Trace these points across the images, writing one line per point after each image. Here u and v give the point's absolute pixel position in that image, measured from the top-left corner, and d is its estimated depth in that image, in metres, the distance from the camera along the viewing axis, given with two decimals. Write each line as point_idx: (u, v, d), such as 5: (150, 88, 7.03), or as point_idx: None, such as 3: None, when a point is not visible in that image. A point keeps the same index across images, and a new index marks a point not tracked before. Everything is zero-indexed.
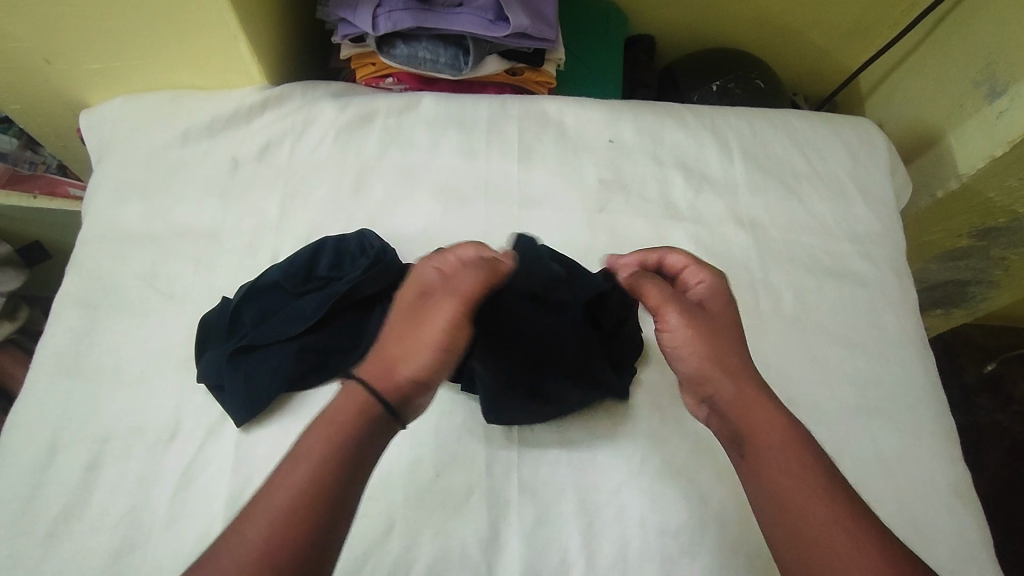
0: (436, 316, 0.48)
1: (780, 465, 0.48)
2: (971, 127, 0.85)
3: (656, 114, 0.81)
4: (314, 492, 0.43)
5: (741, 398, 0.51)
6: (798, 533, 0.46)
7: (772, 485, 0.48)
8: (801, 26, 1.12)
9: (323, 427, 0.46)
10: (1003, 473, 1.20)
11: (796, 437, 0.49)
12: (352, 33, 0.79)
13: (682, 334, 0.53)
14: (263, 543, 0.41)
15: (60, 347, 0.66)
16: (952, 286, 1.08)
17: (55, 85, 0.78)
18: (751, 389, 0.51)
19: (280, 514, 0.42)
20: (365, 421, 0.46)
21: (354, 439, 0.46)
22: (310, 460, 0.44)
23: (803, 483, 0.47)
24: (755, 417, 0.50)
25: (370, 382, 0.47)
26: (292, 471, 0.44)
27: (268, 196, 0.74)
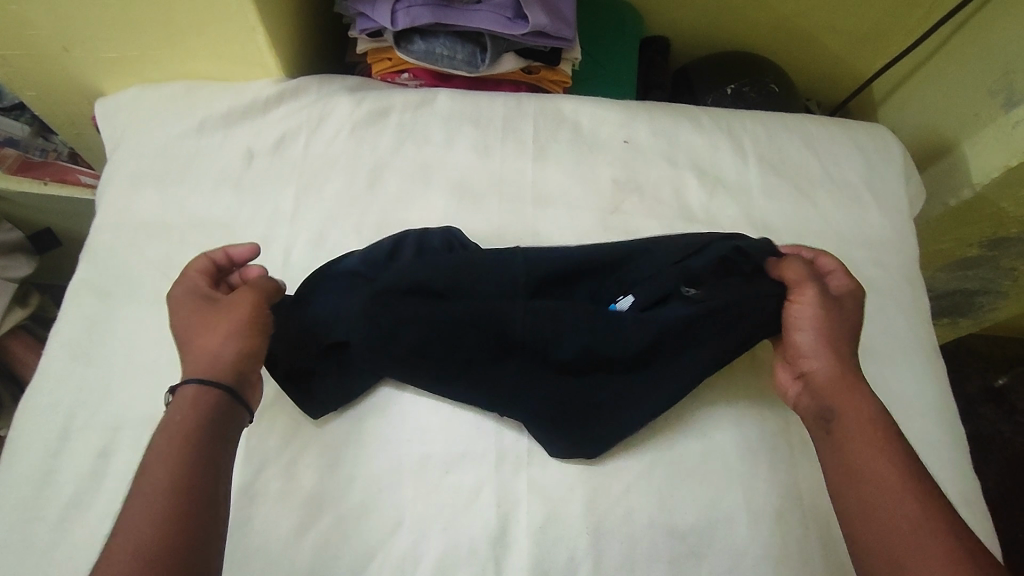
0: (237, 307, 0.56)
1: (860, 440, 0.54)
2: (987, 136, 0.85)
3: (671, 116, 0.81)
4: (192, 471, 0.47)
5: (834, 382, 0.57)
6: (866, 495, 0.51)
7: (849, 454, 0.53)
8: (816, 30, 1.12)
9: (183, 417, 0.50)
10: (1005, 484, 1.20)
11: (880, 435, 0.54)
12: (370, 27, 0.79)
13: (810, 316, 0.60)
14: (143, 530, 0.44)
15: (73, 333, 0.66)
16: (961, 295, 1.08)
17: (72, 72, 0.78)
18: (846, 376, 0.57)
19: (161, 494, 0.46)
20: (213, 410, 0.51)
21: (209, 428, 0.50)
22: (172, 462, 0.47)
23: (880, 458, 0.52)
24: (847, 399, 0.56)
25: (201, 372, 0.53)
26: (169, 455, 0.48)
27: (282, 188, 0.74)
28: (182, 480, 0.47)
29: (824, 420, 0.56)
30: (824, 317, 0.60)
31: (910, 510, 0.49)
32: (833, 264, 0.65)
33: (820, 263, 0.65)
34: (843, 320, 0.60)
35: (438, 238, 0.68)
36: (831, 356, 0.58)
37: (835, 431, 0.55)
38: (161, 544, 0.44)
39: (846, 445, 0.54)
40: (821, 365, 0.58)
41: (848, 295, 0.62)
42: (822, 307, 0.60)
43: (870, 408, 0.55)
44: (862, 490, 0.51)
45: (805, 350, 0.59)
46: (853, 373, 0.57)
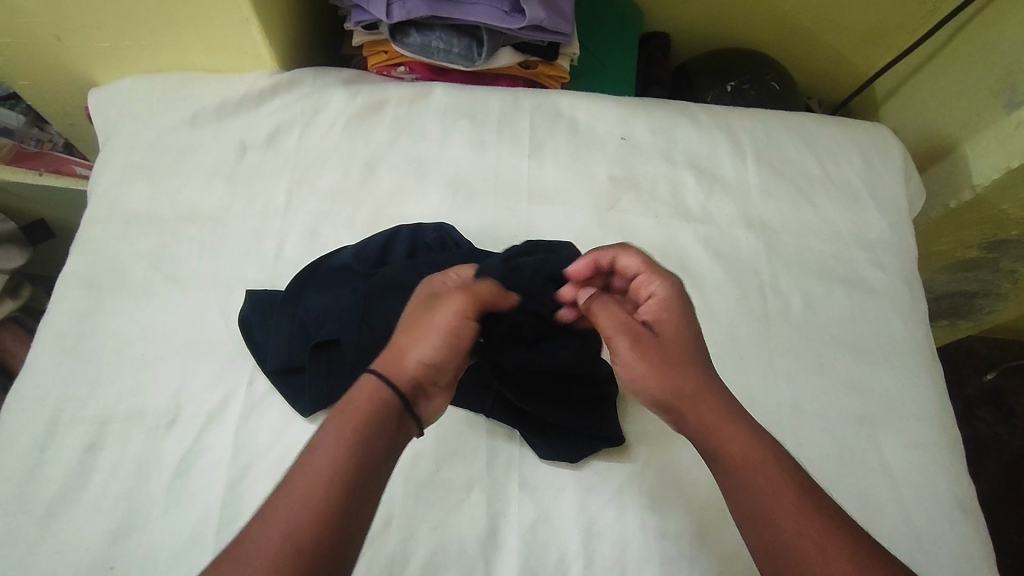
0: (446, 308, 0.49)
1: (755, 480, 0.46)
2: (988, 137, 0.85)
3: (669, 112, 0.80)
4: (348, 476, 0.41)
5: (707, 413, 0.49)
6: (769, 544, 0.44)
7: (745, 500, 0.46)
8: (818, 28, 1.11)
9: (353, 421, 0.43)
10: (1001, 486, 1.20)
11: (768, 457, 0.47)
12: (365, 20, 0.78)
13: (632, 357, 0.51)
14: (295, 529, 0.39)
15: (61, 326, 0.66)
16: (960, 297, 1.08)
17: (64, 62, 0.77)
18: (715, 399, 0.49)
19: (313, 499, 0.40)
20: (386, 408, 0.45)
21: (381, 426, 0.44)
22: (332, 459, 0.41)
23: (780, 495, 0.45)
24: (728, 434, 0.48)
25: (382, 370, 0.46)
26: (324, 457, 0.41)
27: (275, 181, 0.73)
28: (334, 486, 0.41)
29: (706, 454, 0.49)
30: (647, 353, 0.50)
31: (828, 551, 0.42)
32: (633, 265, 0.55)
33: (621, 265, 0.56)
34: (670, 348, 0.51)
35: (426, 235, 0.67)
36: (665, 376, 0.50)
37: (725, 476, 0.47)
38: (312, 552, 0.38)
39: (740, 486, 0.46)
40: (679, 401, 0.49)
41: (668, 314, 0.53)
42: (642, 355, 0.50)
43: (754, 433, 0.48)
44: (770, 541, 0.44)
45: (636, 383, 0.51)
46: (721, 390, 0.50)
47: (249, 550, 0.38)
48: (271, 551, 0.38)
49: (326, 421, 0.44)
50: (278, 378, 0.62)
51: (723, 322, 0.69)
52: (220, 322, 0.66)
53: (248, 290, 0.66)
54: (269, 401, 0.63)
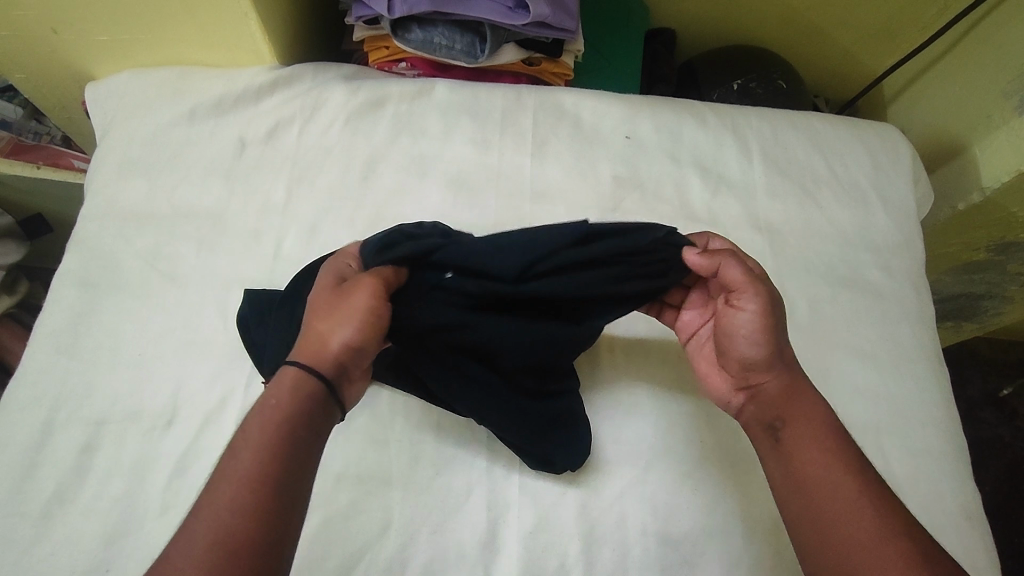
0: (354, 291, 0.49)
1: (807, 455, 0.50)
2: (999, 139, 0.83)
3: (674, 111, 0.78)
4: (274, 458, 0.43)
5: (781, 389, 0.53)
6: (815, 502, 0.48)
7: (794, 469, 0.50)
8: (825, 25, 1.09)
9: (269, 412, 0.45)
10: (1003, 489, 1.19)
11: (822, 429, 0.51)
12: (366, 15, 0.77)
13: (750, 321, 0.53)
14: (239, 516, 0.41)
15: (57, 325, 0.65)
16: (965, 298, 1.06)
17: (60, 55, 0.76)
18: (790, 378, 0.53)
19: (246, 481, 0.42)
20: (315, 394, 0.47)
21: (307, 415, 0.46)
22: (251, 450, 0.43)
23: (829, 470, 0.49)
24: (795, 407, 0.52)
25: (301, 357, 0.48)
26: (247, 446, 0.44)
27: (275, 178, 0.72)
28: (260, 469, 0.43)
29: (770, 426, 0.53)
30: (770, 312, 0.53)
31: (866, 520, 0.46)
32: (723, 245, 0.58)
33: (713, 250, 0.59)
34: (782, 315, 0.54)
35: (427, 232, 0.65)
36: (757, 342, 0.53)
37: (781, 449, 0.51)
38: (254, 528, 0.41)
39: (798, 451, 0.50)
40: (769, 366, 0.53)
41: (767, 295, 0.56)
42: (766, 312, 0.53)
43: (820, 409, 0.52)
44: (812, 510, 0.48)
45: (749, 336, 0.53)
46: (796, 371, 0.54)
47: (186, 541, 0.41)
48: (206, 542, 0.40)
49: (256, 412, 0.46)
50: (275, 377, 0.61)
51: None
52: (218, 321, 0.66)
53: (246, 290, 0.65)
54: None
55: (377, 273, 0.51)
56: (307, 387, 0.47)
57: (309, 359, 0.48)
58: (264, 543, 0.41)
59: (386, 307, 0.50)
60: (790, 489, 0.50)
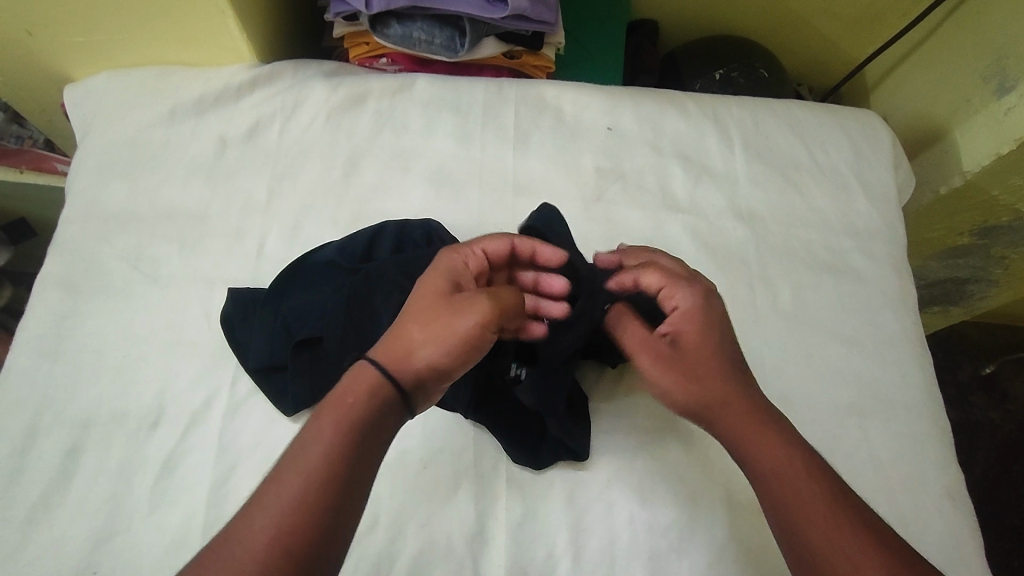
0: (467, 316, 0.48)
1: (786, 484, 0.48)
2: (979, 123, 0.84)
3: (656, 101, 0.79)
4: (346, 450, 0.43)
5: (740, 420, 0.51)
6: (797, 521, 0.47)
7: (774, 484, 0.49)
8: (807, 13, 1.10)
9: (346, 404, 0.45)
10: (992, 471, 1.20)
11: (793, 446, 0.50)
12: (345, 11, 0.77)
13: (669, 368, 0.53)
14: (290, 521, 0.40)
15: (39, 329, 0.65)
16: (952, 283, 1.07)
17: (36, 58, 0.75)
18: (744, 412, 0.51)
19: (314, 466, 0.42)
20: (388, 391, 0.46)
21: (372, 424, 0.45)
22: (320, 440, 0.43)
23: (811, 493, 0.47)
24: (758, 441, 0.50)
25: (386, 361, 0.47)
26: (317, 435, 0.44)
27: (256, 177, 0.72)
28: (331, 459, 0.43)
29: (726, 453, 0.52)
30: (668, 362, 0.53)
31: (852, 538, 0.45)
32: (670, 265, 0.57)
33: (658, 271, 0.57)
34: (699, 358, 0.53)
35: (411, 230, 0.64)
36: (690, 387, 0.52)
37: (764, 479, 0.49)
38: (309, 515, 0.41)
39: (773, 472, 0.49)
40: (712, 407, 0.52)
41: (692, 325, 0.54)
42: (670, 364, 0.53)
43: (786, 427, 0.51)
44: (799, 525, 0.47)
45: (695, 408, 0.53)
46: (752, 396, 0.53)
47: (237, 543, 0.40)
48: (260, 542, 0.40)
49: (312, 420, 0.45)
50: (259, 376, 0.61)
51: None
52: (201, 322, 0.65)
53: (230, 289, 0.65)
54: (252, 401, 0.62)
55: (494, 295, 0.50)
56: (387, 390, 0.46)
57: (392, 360, 0.47)
58: (319, 546, 0.41)
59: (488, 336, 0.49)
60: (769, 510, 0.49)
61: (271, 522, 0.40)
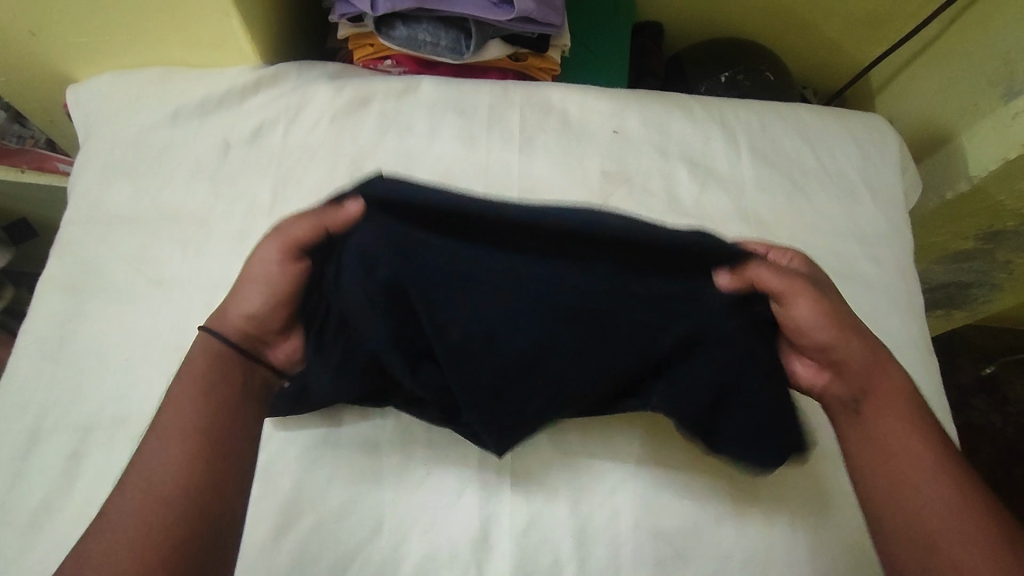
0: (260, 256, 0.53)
1: (894, 433, 0.51)
2: (985, 127, 0.83)
3: (662, 104, 0.78)
4: (213, 414, 0.49)
5: (867, 364, 0.53)
6: (892, 468, 0.50)
7: (880, 427, 0.52)
8: (812, 16, 1.09)
9: (202, 370, 0.51)
10: (995, 474, 1.20)
11: (905, 397, 0.53)
12: (349, 13, 0.76)
13: (816, 318, 0.52)
14: (148, 520, 0.44)
15: (42, 331, 0.64)
16: (955, 287, 1.07)
17: (39, 58, 0.74)
18: (874, 358, 0.54)
19: (186, 429, 0.48)
20: (225, 373, 0.51)
21: (226, 378, 0.51)
22: (187, 407, 0.49)
23: (909, 442, 0.51)
24: (875, 377, 0.53)
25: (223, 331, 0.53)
26: (185, 405, 0.49)
27: (260, 179, 0.72)
28: (199, 423, 0.48)
29: (854, 399, 0.53)
30: (820, 297, 0.53)
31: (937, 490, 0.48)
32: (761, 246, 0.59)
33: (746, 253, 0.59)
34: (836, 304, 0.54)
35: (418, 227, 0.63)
36: (832, 329, 0.53)
37: (856, 429, 0.53)
38: (181, 473, 0.46)
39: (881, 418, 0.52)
40: (847, 353, 0.53)
41: (806, 273, 0.57)
42: (817, 301, 0.53)
43: (897, 373, 0.54)
44: (894, 472, 0.50)
45: (807, 327, 0.53)
46: (864, 335, 0.54)
47: (125, 506, 0.44)
48: (142, 501, 0.44)
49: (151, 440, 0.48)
50: None
51: None
52: (205, 324, 0.65)
53: None
54: None
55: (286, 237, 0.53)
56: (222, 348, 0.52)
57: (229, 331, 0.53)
58: (190, 532, 0.44)
59: (297, 270, 0.53)
60: (866, 452, 0.52)
61: (151, 481, 0.45)
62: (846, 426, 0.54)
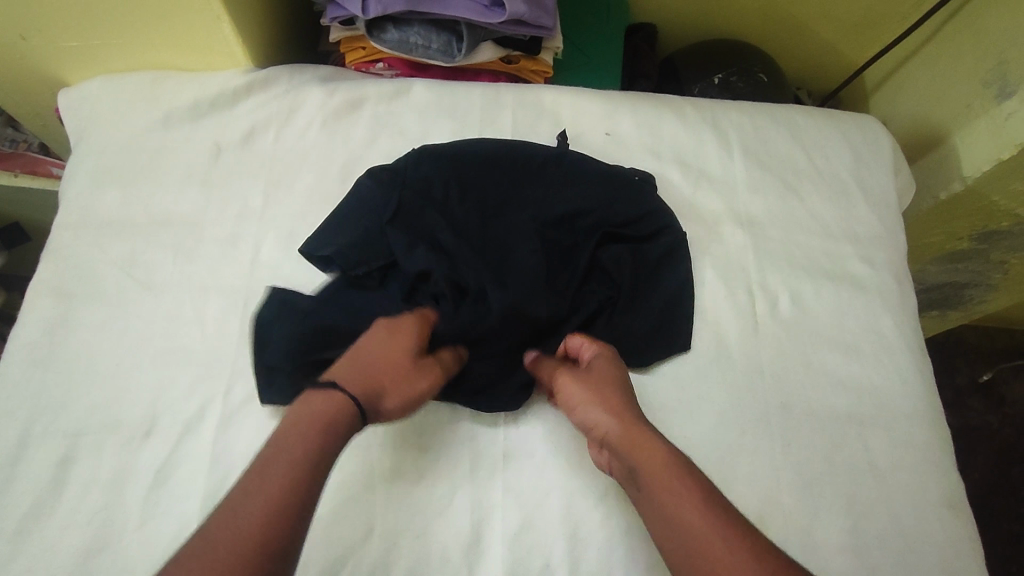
0: (405, 343, 0.56)
1: (667, 505, 0.47)
2: (979, 128, 0.83)
3: (654, 106, 0.78)
4: (319, 462, 0.47)
5: (624, 439, 0.51)
6: (684, 548, 0.45)
7: (665, 511, 0.47)
8: (806, 18, 1.09)
9: (319, 418, 0.49)
10: (991, 475, 1.20)
11: (669, 468, 0.49)
12: (341, 16, 0.76)
13: (585, 395, 0.55)
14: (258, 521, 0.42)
15: (31, 337, 0.64)
16: (950, 288, 1.07)
17: (30, 63, 0.74)
18: (632, 429, 0.52)
19: (292, 469, 0.46)
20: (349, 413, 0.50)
21: (337, 440, 0.49)
22: (295, 446, 0.47)
23: (689, 512, 0.46)
24: (638, 452, 0.50)
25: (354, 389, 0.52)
26: (294, 443, 0.47)
27: (251, 182, 0.72)
28: (304, 467, 0.46)
29: (632, 478, 0.51)
30: (581, 377, 0.57)
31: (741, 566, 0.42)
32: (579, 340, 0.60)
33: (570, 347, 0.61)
34: (602, 378, 0.56)
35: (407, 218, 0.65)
36: (596, 403, 0.54)
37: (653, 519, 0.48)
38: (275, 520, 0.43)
39: (657, 504, 0.48)
40: (612, 434, 0.52)
41: (606, 363, 0.58)
42: (581, 380, 0.56)
43: (661, 445, 0.50)
44: (693, 552, 0.44)
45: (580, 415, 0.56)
46: (634, 418, 0.53)
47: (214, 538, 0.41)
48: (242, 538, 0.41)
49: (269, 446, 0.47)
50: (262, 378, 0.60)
51: (712, 320, 0.68)
52: (195, 329, 0.65)
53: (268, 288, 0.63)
54: (245, 411, 0.61)
55: (439, 361, 0.58)
56: (347, 404, 0.50)
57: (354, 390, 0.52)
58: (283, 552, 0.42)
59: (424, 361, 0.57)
60: (659, 535, 0.47)
61: (246, 515, 0.43)
62: (646, 514, 0.49)
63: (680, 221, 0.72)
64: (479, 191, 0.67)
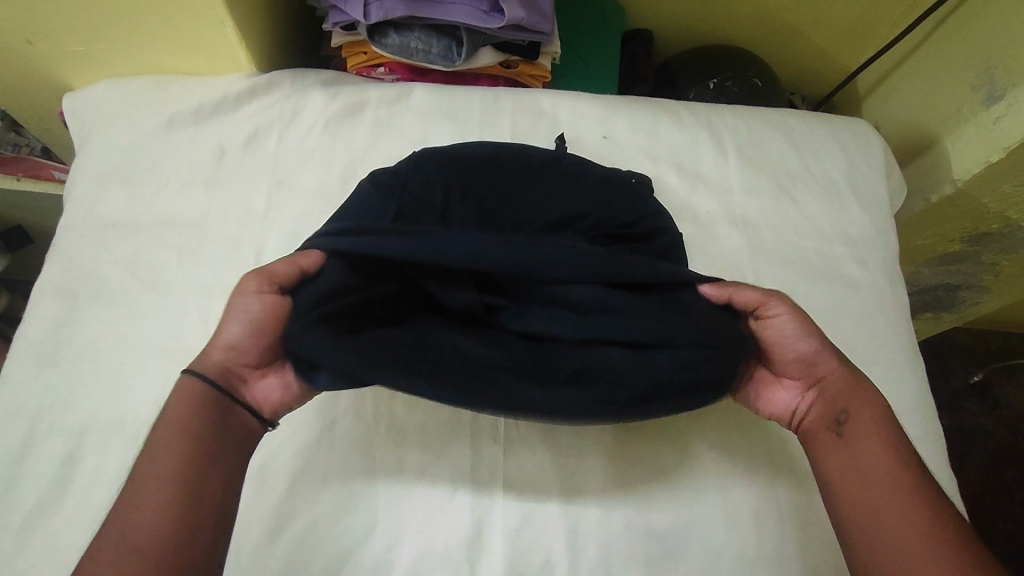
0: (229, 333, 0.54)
1: (873, 463, 0.49)
2: (968, 132, 0.85)
3: (650, 110, 0.80)
4: (201, 425, 0.48)
5: (838, 388, 0.54)
6: (878, 506, 0.47)
7: (861, 465, 0.50)
8: (800, 25, 1.11)
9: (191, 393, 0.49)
10: (986, 476, 1.21)
11: (887, 439, 0.51)
12: (343, 20, 0.78)
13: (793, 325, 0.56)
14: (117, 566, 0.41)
15: (36, 337, 0.65)
16: (943, 290, 1.08)
17: (36, 68, 0.75)
18: (850, 385, 0.54)
19: (173, 442, 0.46)
20: (215, 401, 0.49)
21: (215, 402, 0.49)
22: (174, 423, 0.47)
23: (898, 479, 0.48)
24: (856, 407, 0.53)
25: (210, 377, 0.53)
26: (170, 422, 0.48)
27: (253, 184, 0.73)
28: (185, 434, 0.47)
29: (835, 421, 0.53)
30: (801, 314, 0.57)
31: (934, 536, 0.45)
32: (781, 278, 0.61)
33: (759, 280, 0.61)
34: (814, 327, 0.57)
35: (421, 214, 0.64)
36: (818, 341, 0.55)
37: (844, 435, 0.52)
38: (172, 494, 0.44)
39: (852, 458, 0.50)
40: (828, 381, 0.54)
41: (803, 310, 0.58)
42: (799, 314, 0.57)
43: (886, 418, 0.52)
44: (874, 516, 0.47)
45: (787, 342, 0.55)
46: (845, 372, 0.55)
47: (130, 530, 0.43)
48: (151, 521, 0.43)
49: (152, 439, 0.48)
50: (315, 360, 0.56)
51: None
52: (200, 329, 0.65)
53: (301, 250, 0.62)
54: None
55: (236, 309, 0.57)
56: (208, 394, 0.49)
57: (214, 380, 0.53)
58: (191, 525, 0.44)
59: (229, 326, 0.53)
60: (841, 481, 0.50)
61: (147, 502, 0.44)
62: (835, 463, 0.51)
63: (677, 222, 0.73)
64: (481, 194, 0.68)
